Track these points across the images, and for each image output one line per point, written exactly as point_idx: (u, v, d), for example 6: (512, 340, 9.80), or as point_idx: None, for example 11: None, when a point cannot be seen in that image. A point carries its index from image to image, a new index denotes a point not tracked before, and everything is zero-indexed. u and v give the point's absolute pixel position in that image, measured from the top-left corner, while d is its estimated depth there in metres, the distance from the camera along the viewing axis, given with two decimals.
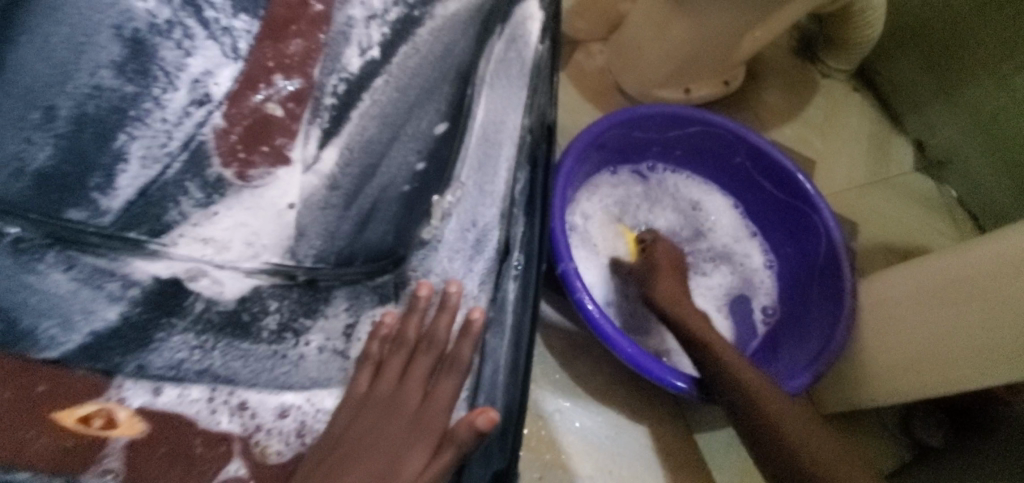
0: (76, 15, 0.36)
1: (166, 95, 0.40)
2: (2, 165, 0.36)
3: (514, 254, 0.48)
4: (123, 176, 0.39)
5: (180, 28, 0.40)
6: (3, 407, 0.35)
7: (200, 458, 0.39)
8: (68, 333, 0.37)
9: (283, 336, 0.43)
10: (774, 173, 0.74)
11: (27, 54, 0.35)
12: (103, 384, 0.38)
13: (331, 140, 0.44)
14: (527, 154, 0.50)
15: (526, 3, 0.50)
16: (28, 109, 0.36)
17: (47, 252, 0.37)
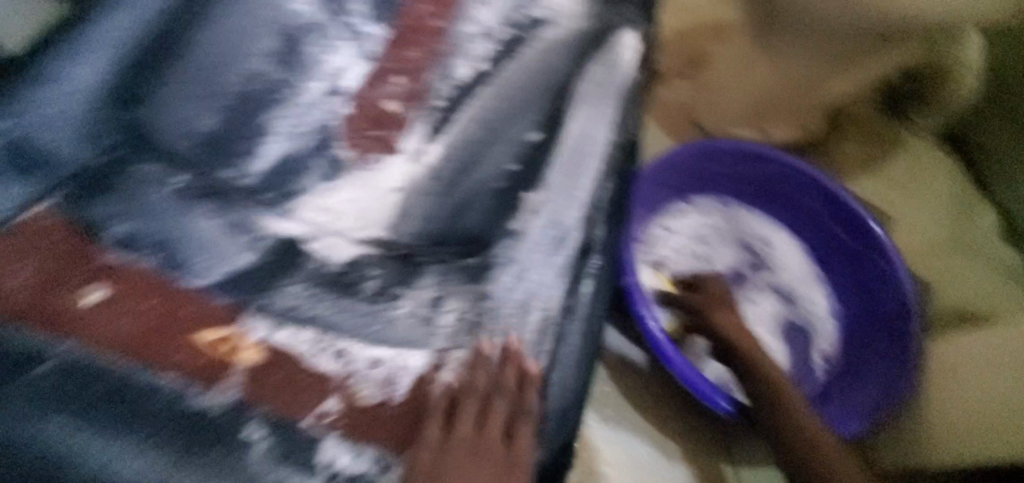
0: (250, 11, 0.47)
1: (304, 84, 0.50)
2: (179, 125, 0.47)
3: (593, 257, 0.51)
4: (267, 145, 0.49)
5: (328, 32, 0.51)
6: (153, 322, 0.42)
7: (302, 391, 0.42)
8: (210, 269, 0.45)
9: (379, 298, 0.47)
10: (848, 219, 0.76)
11: (209, 39, 0.46)
12: (233, 314, 0.44)
13: (439, 135, 0.53)
14: (615, 170, 0.54)
15: (623, 38, 0.58)
16: (203, 82, 0.47)
17: (203, 202, 0.46)
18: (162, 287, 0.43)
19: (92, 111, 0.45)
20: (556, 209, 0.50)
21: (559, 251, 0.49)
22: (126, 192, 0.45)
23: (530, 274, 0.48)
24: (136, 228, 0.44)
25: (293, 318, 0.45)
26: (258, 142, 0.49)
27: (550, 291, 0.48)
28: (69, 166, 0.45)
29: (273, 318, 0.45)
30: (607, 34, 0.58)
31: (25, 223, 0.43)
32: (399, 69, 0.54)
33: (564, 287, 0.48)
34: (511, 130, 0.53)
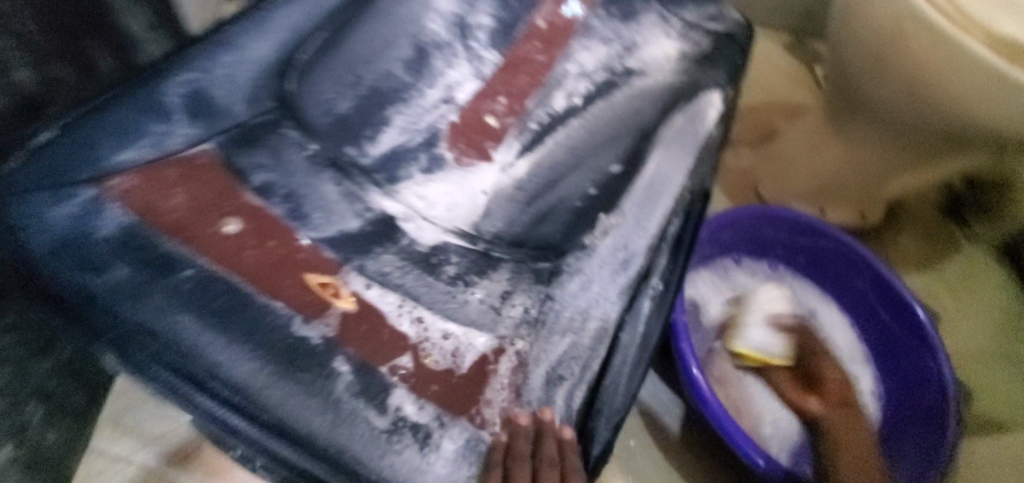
0: (395, 22, 0.57)
1: (425, 91, 0.59)
2: (323, 106, 0.57)
3: (653, 281, 0.54)
4: (385, 135, 0.59)
5: (452, 49, 0.59)
6: (277, 260, 0.52)
7: (385, 344, 0.52)
8: (324, 225, 0.55)
9: (457, 282, 0.57)
10: (896, 305, 0.79)
11: (359, 39, 0.56)
12: (337, 266, 0.54)
13: (527, 154, 0.60)
14: (684, 206, 0.56)
15: (711, 95, 0.59)
16: (348, 73, 0.57)
17: (326, 170, 0.57)
18: (284, 232, 0.53)
19: (258, 79, 0.54)
20: (622, 233, 0.55)
21: (624, 271, 0.54)
22: (270, 149, 0.56)
23: (593, 286, 0.55)
24: (272, 179, 0.55)
25: (382, 283, 0.55)
26: (380, 130, 0.59)
27: (608, 305, 0.54)
28: (229, 119, 0.54)
29: (369, 279, 0.54)
30: (698, 90, 0.59)
31: (181, 158, 0.52)
32: (501, 92, 0.60)
33: (622, 305, 0.53)
34: (593, 159, 0.59)
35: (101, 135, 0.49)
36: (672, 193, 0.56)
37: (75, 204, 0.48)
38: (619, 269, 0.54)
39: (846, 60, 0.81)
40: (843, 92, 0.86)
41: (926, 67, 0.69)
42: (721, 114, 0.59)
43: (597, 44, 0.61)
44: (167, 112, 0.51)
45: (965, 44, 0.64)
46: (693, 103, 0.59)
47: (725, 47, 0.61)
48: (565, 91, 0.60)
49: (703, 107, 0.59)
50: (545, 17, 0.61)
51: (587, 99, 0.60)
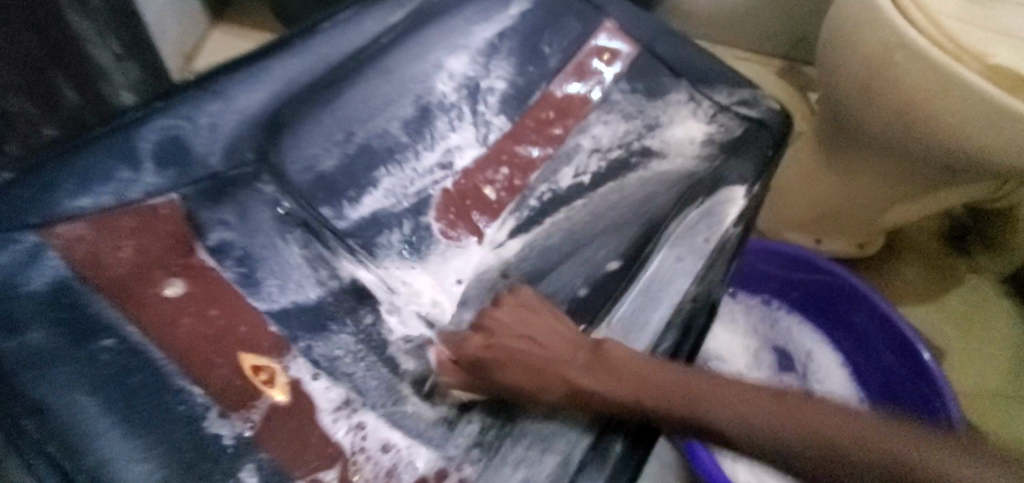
0: (401, 83, 0.65)
1: (423, 155, 0.64)
2: (308, 169, 0.58)
3: (634, 412, 0.52)
4: (370, 196, 0.60)
5: (454, 113, 0.66)
6: (217, 334, 0.48)
7: (315, 451, 0.47)
8: (279, 295, 0.52)
9: (411, 383, 0.53)
10: (897, 341, 0.74)
11: (358, 98, 0.62)
12: (284, 349, 0.50)
13: (521, 234, 0.64)
14: (682, 320, 0.57)
15: (733, 190, 0.65)
16: (336, 131, 0.61)
17: (296, 231, 0.55)
18: (231, 300, 0.50)
19: (239, 130, 0.57)
20: (626, 325, 0.57)
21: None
22: (237, 205, 0.54)
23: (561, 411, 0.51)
24: (228, 238, 0.53)
25: (330, 374, 0.51)
26: (363, 191, 0.60)
27: (572, 438, 0.50)
28: (202, 171, 0.54)
29: (315, 368, 0.51)
30: (720, 182, 0.66)
31: (141, 208, 0.51)
32: (507, 155, 0.67)
33: (589, 442, 0.49)
34: (593, 246, 0.63)
35: (63, 178, 0.50)
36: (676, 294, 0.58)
37: (12, 250, 0.46)
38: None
39: (834, 91, 0.77)
40: (834, 122, 0.82)
41: (918, 97, 0.66)
42: (743, 210, 0.64)
43: (616, 120, 0.70)
44: (138, 158, 0.53)
45: (952, 71, 0.62)
46: (711, 197, 0.65)
47: (757, 136, 0.69)
48: (573, 168, 0.68)
49: (723, 203, 0.64)
50: (562, 90, 0.71)
51: (593, 180, 0.67)
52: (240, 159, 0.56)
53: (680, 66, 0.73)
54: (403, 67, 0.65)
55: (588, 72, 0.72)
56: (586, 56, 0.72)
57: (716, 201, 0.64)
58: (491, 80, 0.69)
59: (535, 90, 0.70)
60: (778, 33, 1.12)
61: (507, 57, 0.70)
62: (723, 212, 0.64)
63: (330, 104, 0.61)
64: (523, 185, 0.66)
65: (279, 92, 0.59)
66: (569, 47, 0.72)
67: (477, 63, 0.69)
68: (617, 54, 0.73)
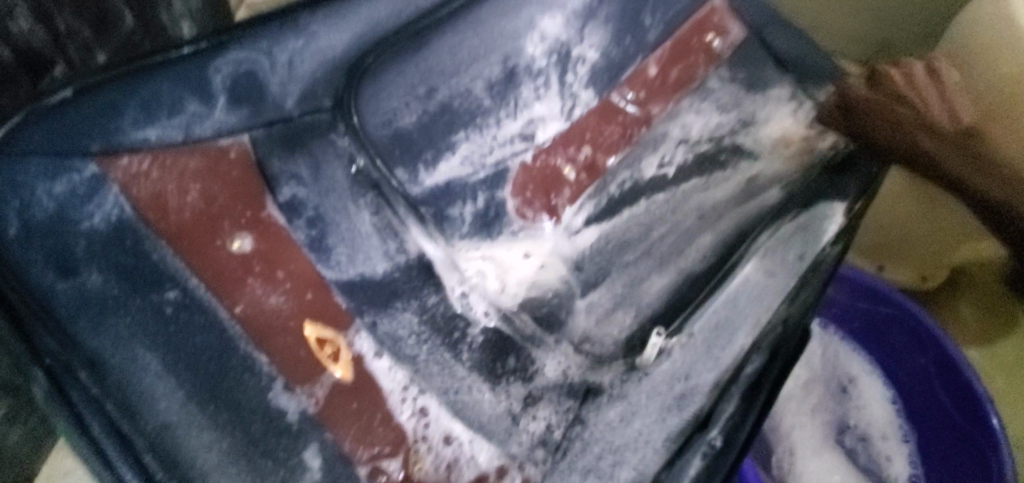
0: (489, 40, 0.58)
1: (504, 122, 0.59)
2: (384, 122, 0.53)
3: (713, 434, 0.47)
4: (446, 162, 0.56)
5: (541, 81, 0.60)
6: (286, 295, 0.45)
7: (376, 433, 0.44)
8: (347, 265, 0.48)
9: (476, 370, 0.49)
10: (964, 394, 0.70)
11: (443, 50, 0.56)
12: (349, 321, 0.46)
13: (595, 223, 0.59)
14: (769, 343, 0.51)
15: (835, 202, 0.58)
16: (418, 85, 0.55)
17: (366, 194, 0.50)
18: (299, 261, 0.46)
19: (318, 71, 0.51)
20: (716, 324, 0.52)
21: (678, 412, 0.48)
22: (311, 158, 0.49)
23: (637, 421, 0.48)
24: (301, 194, 0.48)
25: (394, 353, 0.47)
26: (441, 155, 0.56)
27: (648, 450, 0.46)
28: (274, 114, 0.49)
29: (378, 345, 0.47)
30: (818, 197, 0.59)
31: (210, 147, 0.47)
32: (591, 134, 0.61)
33: (665, 458, 0.46)
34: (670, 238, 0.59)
35: (126, 103, 0.45)
36: (765, 315, 0.52)
37: (72, 179, 0.43)
38: (670, 410, 0.48)
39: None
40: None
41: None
42: (840, 229, 0.57)
43: (710, 110, 0.65)
44: (208, 92, 0.47)
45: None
46: (809, 211, 0.58)
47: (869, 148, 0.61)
48: (657, 157, 0.63)
49: (822, 217, 0.57)
50: (656, 68, 0.64)
51: (677, 173, 0.62)
52: (314, 104, 0.51)
53: (786, 61, 0.67)
54: (495, 19, 0.58)
55: (688, 52, 0.65)
56: (687, 35, 0.65)
57: (815, 216, 0.57)
58: (584, 48, 0.62)
59: (629, 63, 0.63)
60: (869, 36, 0.97)
61: (604, 24, 0.63)
62: (823, 230, 0.57)
63: (414, 55, 0.54)
64: (605, 168, 0.61)
65: (362, 34, 0.53)
66: (671, 21, 0.65)
67: (572, 27, 0.61)
68: (721, 35, 0.66)
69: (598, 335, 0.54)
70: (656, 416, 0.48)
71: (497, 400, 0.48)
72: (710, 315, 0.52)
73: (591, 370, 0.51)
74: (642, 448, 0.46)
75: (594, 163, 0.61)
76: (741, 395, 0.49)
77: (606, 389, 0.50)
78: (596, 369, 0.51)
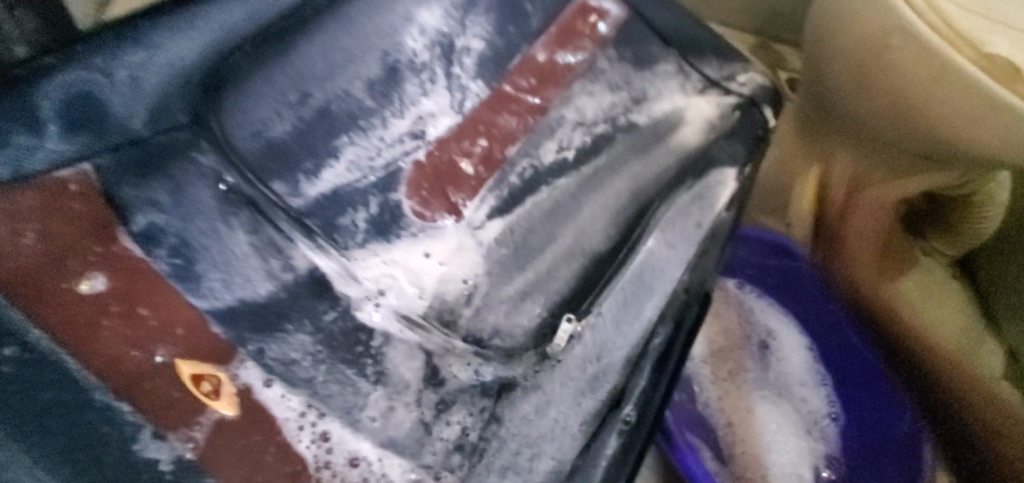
0: (363, 36, 0.55)
1: (391, 121, 0.55)
2: (254, 133, 0.49)
3: (626, 407, 0.53)
4: (329, 171, 0.52)
5: (425, 75, 0.57)
6: (147, 334, 0.42)
7: (272, 467, 0.43)
8: (224, 292, 0.45)
9: (382, 383, 0.47)
10: (866, 334, 0.79)
11: (313, 51, 0.52)
12: (231, 352, 0.44)
13: (500, 215, 0.56)
14: (674, 313, 0.57)
15: (724, 171, 0.63)
16: (291, 91, 0.51)
17: (243, 211, 0.47)
18: (167, 297, 0.44)
19: (167, 86, 0.47)
20: (625, 297, 0.55)
21: (592, 394, 0.52)
22: (170, 180, 0.45)
23: (552, 409, 0.50)
24: (161, 222, 0.45)
25: (286, 379, 0.45)
26: (322, 163, 0.51)
27: (564, 436, 0.50)
28: (121, 136, 0.45)
29: (268, 373, 0.45)
30: (710, 164, 0.62)
31: (48, 182, 0.42)
32: (485, 125, 0.59)
33: (581, 444, 0.50)
34: (581, 221, 0.58)
35: None
36: (667, 285, 0.57)
37: None
38: (585, 394, 0.52)
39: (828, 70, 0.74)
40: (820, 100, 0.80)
41: (906, 103, 0.66)
42: (734, 193, 0.63)
43: (603, 90, 0.64)
44: (39, 121, 0.43)
45: (955, 62, 0.59)
46: (700, 181, 0.61)
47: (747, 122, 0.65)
48: (556, 142, 0.60)
49: (716, 185, 0.62)
50: (544, 53, 0.63)
51: (579, 155, 0.60)
52: (169, 121, 0.46)
53: (670, 34, 0.67)
54: (366, 17, 0.55)
55: (574, 35, 0.64)
56: (571, 18, 0.64)
57: (707, 186, 0.62)
58: (467, 39, 0.60)
59: (515, 51, 0.62)
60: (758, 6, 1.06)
61: (486, 13, 0.61)
62: (716, 195, 0.61)
63: (281, 59, 0.51)
64: (502, 159, 0.58)
65: (215, 41, 0.50)
66: (553, 5, 0.64)
67: (452, 18, 0.59)
68: (605, 14, 0.65)
69: (507, 327, 0.53)
70: (572, 402, 0.51)
71: (409, 410, 0.47)
72: (616, 292, 0.55)
73: (501, 365, 0.51)
74: (558, 437, 0.50)
75: (491, 155, 0.58)
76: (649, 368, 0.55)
77: (520, 382, 0.51)
78: (507, 363, 0.51)
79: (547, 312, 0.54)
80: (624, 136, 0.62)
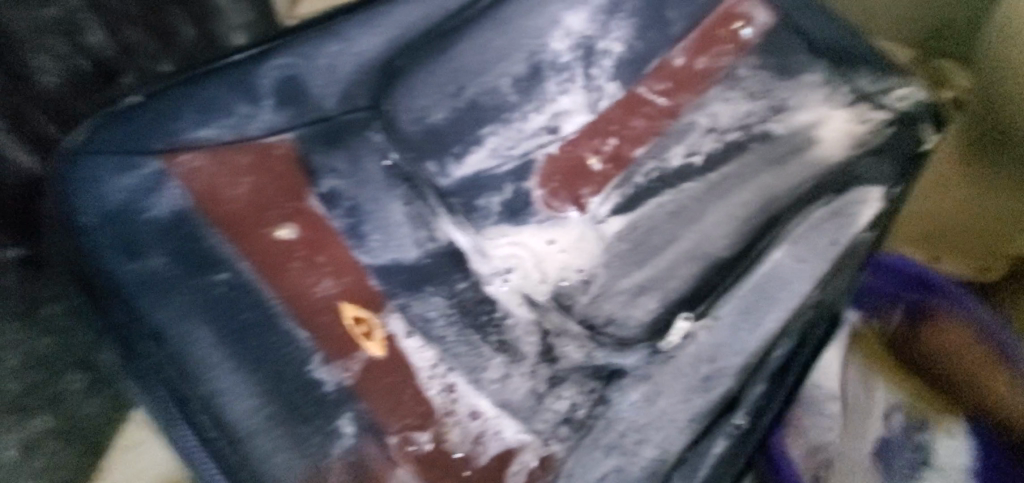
0: (512, 38, 0.59)
1: (529, 116, 0.60)
2: (415, 117, 0.56)
3: (738, 416, 0.50)
4: (474, 156, 0.58)
5: (567, 74, 0.61)
6: (320, 276, 0.49)
7: (407, 405, 0.47)
8: (380, 251, 0.52)
9: (503, 350, 0.53)
10: None
11: (469, 52, 0.58)
12: (382, 302, 0.51)
13: (622, 212, 0.60)
14: (799, 329, 0.52)
15: (866, 188, 0.58)
16: (450, 85, 0.57)
17: (401, 186, 0.55)
18: (337, 248, 0.51)
19: (355, 74, 0.55)
20: (749, 301, 0.52)
21: (704, 393, 0.49)
22: (348, 152, 0.54)
23: (661, 400, 0.49)
24: (339, 188, 0.53)
25: (423, 333, 0.51)
26: (469, 149, 0.58)
27: (672, 430, 0.48)
28: (315, 113, 0.53)
29: (410, 326, 0.51)
30: (852, 182, 0.58)
31: (258, 145, 0.51)
32: (618, 128, 0.62)
33: (689, 439, 0.48)
34: (703, 225, 0.59)
35: (185, 107, 0.50)
36: (793, 299, 0.52)
37: (138, 175, 0.48)
38: (697, 391, 0.49)
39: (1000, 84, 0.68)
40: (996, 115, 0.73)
41: None
42: (877, 214, 0.57)
43: (739, 98, 0.64)
44: (256, 94, 0.52)
45: None
46: (843, 196, 0.58)
47: (898, 139, 0.61)
48: (684, 146, 0.62)
49: (858, 202, 0.58)
50: (683, 59, 0.65)
51: (707, 161, 0.62)
52: (351, 104, 0.55)
53: (820, 45, 0.65)
54: (518, 17, 0.59)
55: (713, 42, 0.65)
56: (713, 25, 0.65)
57: (848, 202, 0.58)
58: (608, 42, 0.63)
59: (653, 55, 0.64)
60: (924, 20, 0.98)
61: (629, 18, 0.64)
62: (857, 213, 0.57)
63: (443, 57, 0.57)
64: (630, 158, 0.62)
65: (396, 37, 0.56)
66: (696, 12, 0.65)
67: (597, 22, 0.62)
68: (750, 22, 0.66)
69: (622, 317, 0.56)
70: (682, 397, 0.49)
71: (524, 379, 0.52)
72: (735, 299, 0.53)
73: (614, 352, 0.54)
74: (665, 427, 0.48)
75: (620, 154, 0.62)
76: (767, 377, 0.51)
77: (630, 371, 0.52)
78: (620, 351, 0.53)
79: (664, 308, 0.55)
80: (757, 146, 0.62)
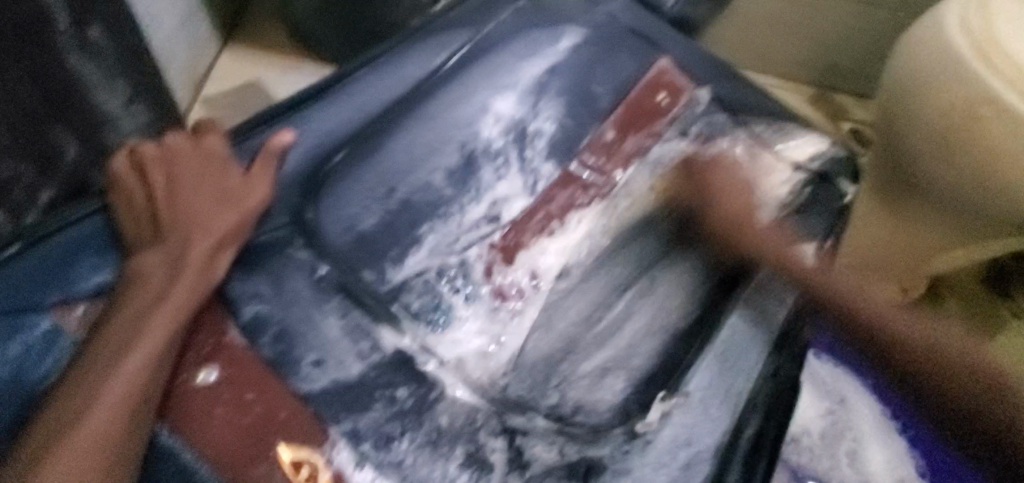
0: (440, 131, 0.58)
1: (468, 207, 0.57)
2: (344, 225, 0.54)
3: None
4: (411, 256, 0.55)
5: (500, 158, 0.60)
6: (252, 421, 0.46)
7: None
8: (320, 375, 0.48)
9: (469, 465, 0.48)
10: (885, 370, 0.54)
11: (398, 150, 0.57)
12: (322, 437, 0.46)
13: (574, 290, 0.57)
14: (761, 406, 0.53)
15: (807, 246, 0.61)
16: (380, 187, 0.55)
17: (336, 297, 0.51)
18: (268, 384, 0.47)
19: (279, 189, 0.53)
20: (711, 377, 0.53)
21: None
22: (272, 275, 0.51)
23: None
24: (264, 312, 0.50)
25: (375, 461, 0.47)
26: (407, 250, 0.55)
27: None
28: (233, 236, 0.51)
29: (358, 454, 0.47)
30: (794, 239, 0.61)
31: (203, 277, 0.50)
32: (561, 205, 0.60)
33: None
34: (655, 295, 0.58)
35: (80, 255, 0.48)
36: (754, 367, 0.54)
37: (28, 338, 0.46)
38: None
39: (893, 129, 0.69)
40: None
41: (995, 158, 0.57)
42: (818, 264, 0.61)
43: (675, 158, 0.63)
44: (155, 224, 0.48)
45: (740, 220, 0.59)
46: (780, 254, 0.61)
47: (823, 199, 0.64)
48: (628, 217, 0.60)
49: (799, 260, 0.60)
50: (612, 132, 0.63)
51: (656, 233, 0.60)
52: (273, 223, 0.53)
53: (738, 109, 0.66)
54: (445, 110, 0.59)
55: (642, 111, 0.64)
56: (641, 94, 0.64)
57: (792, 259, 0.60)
58: (539, 122, 0.62)
59: (584, 132, 0.63)
60: (815, 59, 1.02)
61: (557, 96, 0.63)
62: None
63: (370, 159, 0.56)
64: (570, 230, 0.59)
65: (315, 145, 0.55)
66: (622, 85, 0.65)
67: (525, 103, 0.62)
68: (677, 91, 0.65)
69: (591, 402, 0.53)
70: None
71: None
72: (701, 375, 0.53)
73: (589, 444, 0.51)
74: None
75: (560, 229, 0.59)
76: (742, 461, 0.51)
77: (607, 464, 0.50)
78: (593, 442, 0.51)
79: (633, 389, 0.54)
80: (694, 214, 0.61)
